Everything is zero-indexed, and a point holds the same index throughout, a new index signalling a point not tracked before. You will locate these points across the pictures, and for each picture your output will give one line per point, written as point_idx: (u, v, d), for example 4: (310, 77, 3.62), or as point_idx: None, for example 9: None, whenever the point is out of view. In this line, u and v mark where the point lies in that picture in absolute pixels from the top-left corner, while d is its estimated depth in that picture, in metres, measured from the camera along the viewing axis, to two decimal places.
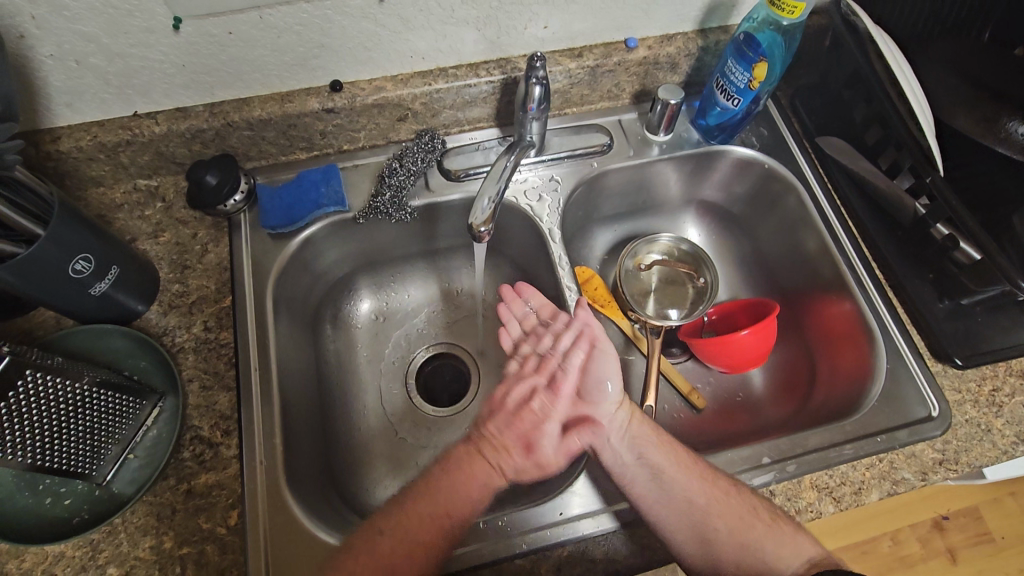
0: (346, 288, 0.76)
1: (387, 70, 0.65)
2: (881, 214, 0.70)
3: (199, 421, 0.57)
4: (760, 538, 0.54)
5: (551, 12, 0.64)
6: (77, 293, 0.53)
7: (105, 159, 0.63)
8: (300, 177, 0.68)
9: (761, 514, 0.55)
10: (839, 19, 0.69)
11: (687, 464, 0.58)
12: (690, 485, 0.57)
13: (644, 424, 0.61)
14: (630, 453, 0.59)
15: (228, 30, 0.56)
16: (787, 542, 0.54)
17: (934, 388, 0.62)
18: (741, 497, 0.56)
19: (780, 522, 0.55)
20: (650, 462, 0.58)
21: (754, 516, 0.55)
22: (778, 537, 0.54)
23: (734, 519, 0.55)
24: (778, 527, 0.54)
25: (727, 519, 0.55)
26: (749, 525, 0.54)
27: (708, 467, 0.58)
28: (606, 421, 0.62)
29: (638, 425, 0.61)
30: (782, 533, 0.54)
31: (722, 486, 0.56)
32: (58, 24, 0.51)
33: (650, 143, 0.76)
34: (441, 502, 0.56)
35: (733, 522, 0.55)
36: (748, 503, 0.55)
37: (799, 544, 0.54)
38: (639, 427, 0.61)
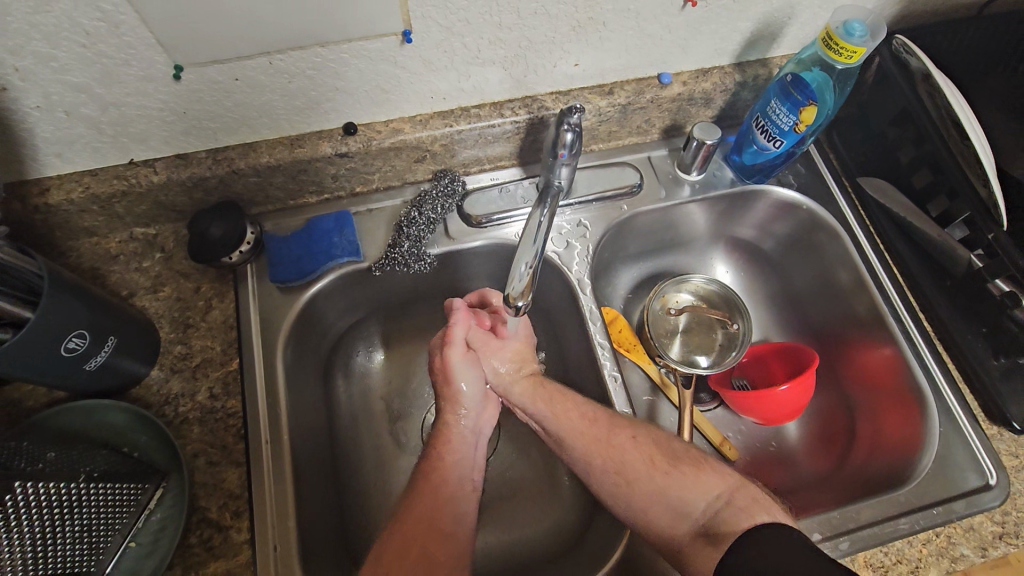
0: (359, 337, 0.72)
1: (405, 111, 0.60)
2: (930, 263, 0.66)
3: (207, 501, 0.53)
4: (662, 486, 0.55)
5: (583, 49, 0.59)
6: (72, 370, 0.48)
7: (99, 210, 0.58)
8: (311, 226, 0.64)
9: (657, 465, 0.56)
10: (890, 56, 0.65)
11: (585, 426, 0.59)
12: (591, 448, 0.58)
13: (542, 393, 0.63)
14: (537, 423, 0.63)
15: (234, 76, 0.50)
16: (689, 484, 0.54)
17: (991, 455, 0.59)
18: (637, 448, 0.57)
19: (677, 466, 0.56)
20: (556, 433, 0.61)
21: (653, 466, 0.56)
22: (679, 481, 0.55)
23: (633, 470, 0.56)
24: (675, 472, 0.55)
25: (628, 471, 0.56)
26: (647, 475, 0.56)
27: (605, 425, 0.59)
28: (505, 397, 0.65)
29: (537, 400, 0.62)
30: (682, 475, 0.55)
31: (619, 443, 0.58)
32: (44, 74, 0.46)
33: (681, 182, 0.72)
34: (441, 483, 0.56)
35: (630, 475, 0.56)
36: (643, 453, 0.57)
37: (704, 482, 0.54)
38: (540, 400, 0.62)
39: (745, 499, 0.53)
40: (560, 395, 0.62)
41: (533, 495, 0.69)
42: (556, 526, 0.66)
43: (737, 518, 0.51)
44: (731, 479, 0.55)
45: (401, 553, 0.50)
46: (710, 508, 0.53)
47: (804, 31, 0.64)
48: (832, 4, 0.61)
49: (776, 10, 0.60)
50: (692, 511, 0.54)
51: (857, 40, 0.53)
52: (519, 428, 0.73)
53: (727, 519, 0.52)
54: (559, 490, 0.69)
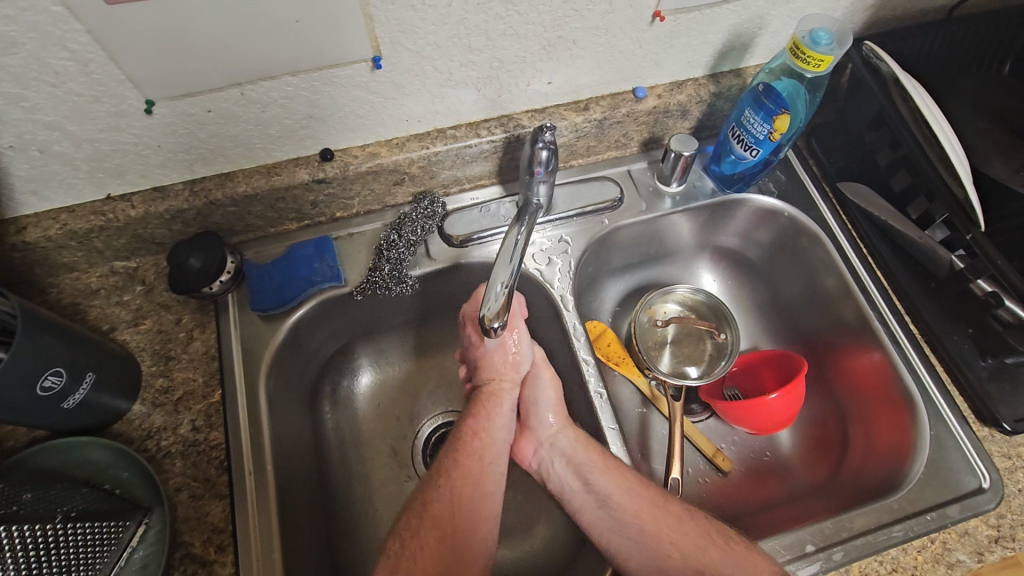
0: (346, 362, 0.71)
1: (381, 135, 0.61)
2: (913, 264, 0.66)
3: (190, 537, 0.52)
4: (715, 562, 0.53)
5: (556, 67, 0.59)
6: (50, 407, 0.48)
7: (78, 246, 0.58)
8: (292, 253, 0.64)
9: (714, 540, 0.55)
10: (861, 62, 0.65)
11: (637, 490, 0.58)
12: (642, 514, 0.57)
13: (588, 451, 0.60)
14: (577, 481, 0.59)
15: (206, 108, 0.51)
16: (742, 565, 0.52)
17: (984, 456, 0.58)
18: (695, 524, 0.56)
19: (736, 545, 0.54)
20: (598, 490, 0.58)
21: (708, 540, 0.55)
22: (730, 559, 0.53)
23: (687, 544, 0.55)
24: (731, 549, 0.54)
25: (682, 544, 0.55)
26: (702, 548, 0.55)
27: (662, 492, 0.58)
28: (546, 445, 0.62)
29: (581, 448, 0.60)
30: (737, 554, 0.53)
31: (675, 511, 0.57)
32: (16, 114, 0.46)
33: (662, 195, 0.72)
34: (473, 484, 0.56)
35: (684, 545, 0.55)
36: (703, 529, 0.56)
37: (756, 562, 0.52)
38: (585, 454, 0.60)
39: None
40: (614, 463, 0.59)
41: (526, 515, 0.68)
42: (549, 546, 0.65)
43: None
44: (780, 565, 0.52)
45: None
46: None
47: (774, 41, 0.65)
48: (801, 13, 0.62)
49: (745, 21, 0.61)
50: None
51: (824, 48, 0.54)
52: None
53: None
54: (551, 508, 0.68)
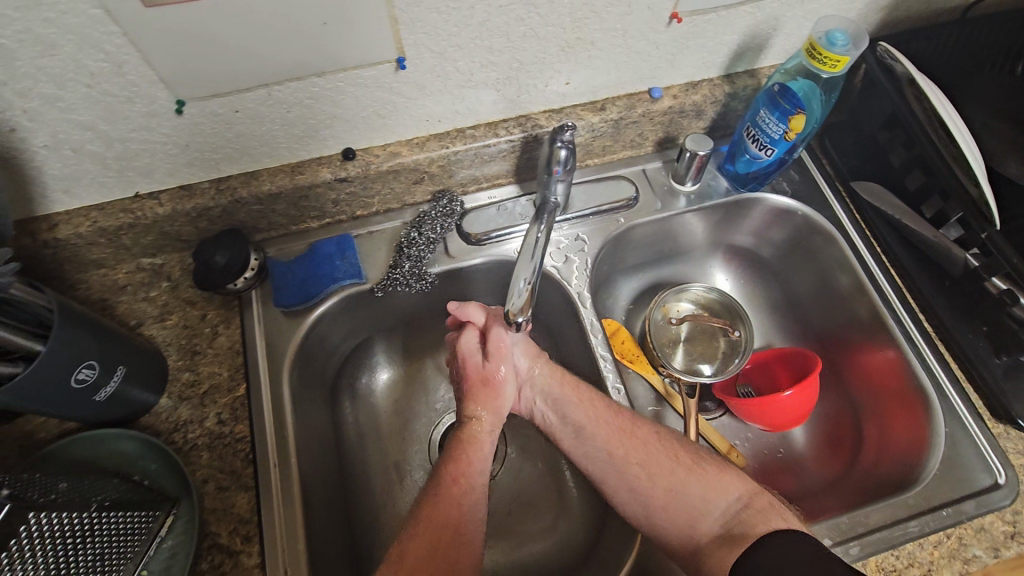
0: (365, 358, 0.72)
1: (402, 135, 0.62)
2: (927, 263, 0.67)
3: (217, 527, 0.53)
4: (684, 483, 0.56)
5: (574, 68, 0.60)
6: (83, 400, 0.49)
7: (107, 243, 0.59)
8: (313, 250, 0.65)
9: (684, 463, 0.57)
10: (875, 62, 0.66)
11: (606, 418, 0.60)
12: (612, 441, 0.59)
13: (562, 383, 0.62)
14: (555, 414, 0.62)
15: (234, 108, 0.52)
16: (711, 483, 0.56)
17: (999, 454, 0.59)
18: (661, 445, 0.58)
19: (702, 466, 0.57)
20: (573, 421, 0.61)
21: (675, 461, 0.57)
22: (703, 480, 0.56)
23: (655, 465, 0.57)
24: (700, 471, 0.57)
25: (650, 465, 0.57)
26: (670, 469, 0.57)
27: (630, 418, 0.59)
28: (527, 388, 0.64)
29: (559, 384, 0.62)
30: (704, 475, 0.56)
31: (642, 435, 0.59)
32: (52, 115, 0.47)
33: (676, 194, 0.73)
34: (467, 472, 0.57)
35: (653, 468, 0.57)
36: (670, 450, 0.58)
37: (726, 483, 0.56)
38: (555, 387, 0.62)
39: (763, 502, 0.55)
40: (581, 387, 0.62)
41: (542, 510, 0.69)
42: (566, 539, 0.66)
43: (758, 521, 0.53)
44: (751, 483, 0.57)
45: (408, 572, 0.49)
46: (733, 508, 0.55)
47: (788, 42, 0.66)
48: (816, 14, 0.62)
49: (760, 22, 0.62)
50: (712, 511, 0.55)
51: (840, 49, 0.54)
52: (526, 444, 0.73)
53: (748, 521, 0.54)
54: (567, 503, 0.69)
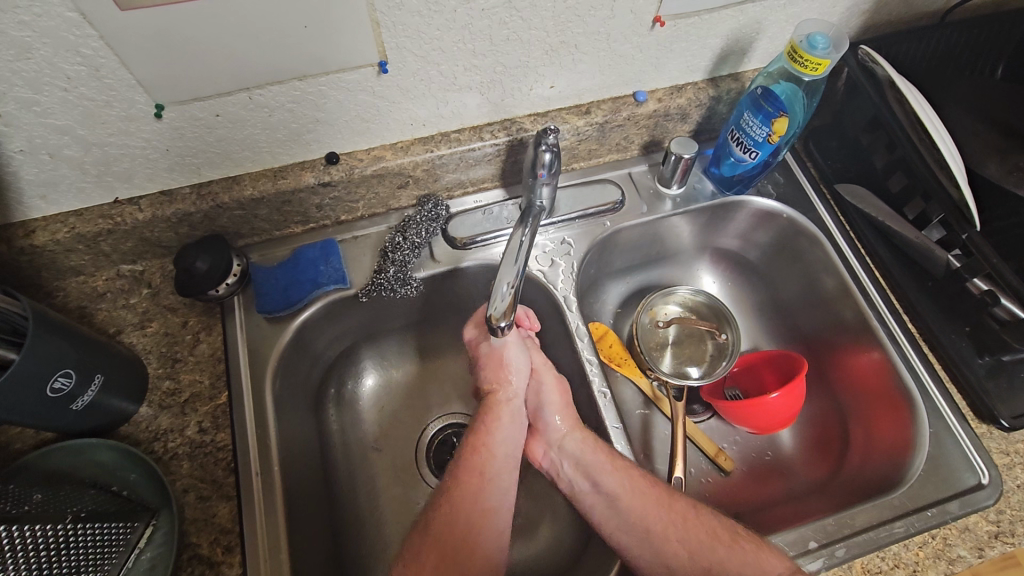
0: (350, 363, 0.72)
1: (386, 139, 0.61)
2: (911, 264, 0.67)
3: (198, 537, 0.52)
4: (722, 561, 0.53)
5: (558, 72, 0.60)
6: (60, 409, 0.48)
7: (85, 249, 0.58)
8: (297, 255, 0.64)
9: (721, 538, 0.54)
10: (857, 66, 0.66)
11: (641, 489, 0.57)
12: (647, 511, 0.56)
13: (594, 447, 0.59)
14: (584, 482, 0.59)
15: (215, 112, 0.51)
16: (750, 561, 0.52)
17: (982, 453, 0.59)
18: (700, 522, 0.55)
19: (742, 541, 0.54)
20: (605, 490, 0.58)
21: (714, 537, 0.55)
22: (741, 558, 0.53)
23: (694, 540, 0.55)
24: (738, 548, 0.53)
25: (688, 541, 0.55)
26: (709, 546, 0.54)
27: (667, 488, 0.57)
28: (556, 448, 0.61)
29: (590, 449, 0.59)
30: (743, 550, 0.53)
31: (683, 509, 0.56)
32: (27, 119, 0.47)
33: (662, 197, 0.73)
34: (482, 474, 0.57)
35: (694, 546, 0.54)
36: (707, 524, 0.55)
37: (764, 560, 0.52)
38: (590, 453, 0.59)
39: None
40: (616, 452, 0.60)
41: (530, 516, 0.68)
42: (554, 544, 0.66)
43: None
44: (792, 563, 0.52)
45: None
46: None
47: (772, 45, 0.66)
48: (798, 18, 0.63)
49: (743, 26, 0.62)
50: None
51: (820, 52, 0.55)
52: None
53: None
54: (555, 509, 0.68)
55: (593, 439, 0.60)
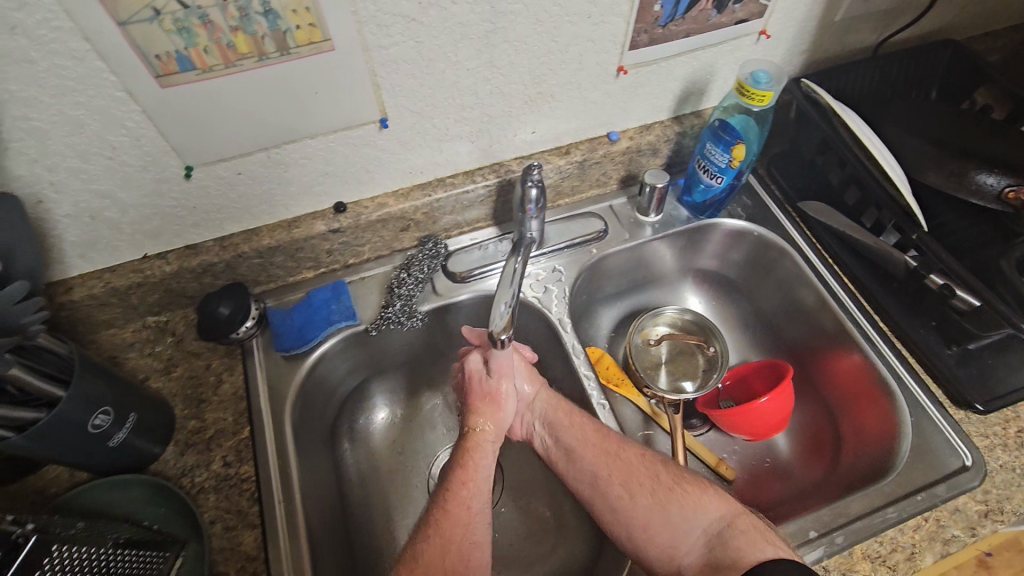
0: (362, 398, 0.76)
1: (388, 187, 0.68)
2: (876, 269, 0.73)
3: (225, 566, 0.55)
4: (668, 504, 0.57)
5: (538, 119, 0.68)
6: (96, 446, 0.52)
7: (117, 303, 0.63)
8: (310, 297, 0.70)
9: (663, 482, 0.59)
10: (801, 97, 0.75)
11: (595, 440, 0.62)
12: (598, 460, 0.62)
13: (556, 407, 0.66)
14: (550, 437, 0.65)
15: (237, 171, 0.58)
16: (692, 506, 0.57)
17: (964, 438, 0.62)
18: (645, 465, 0.60)
19: (683, 485, 0.58)
20: (565, 444, 0.64)
21: (658, 483, 0.59)
22: (683, 499, 0.57)
23: (638, 484, 0.59)
24: (680, 490, 0.58)
25: (632, 484, 0.60)
26: (650, 489, 0.59)
27: (616, 441, 0.62)
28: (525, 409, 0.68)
29: (553, 409, 0.66)
30: (685, 494, 0.58)
31: (629, 459, 0.61)
32: (75, 186, 0.53)
33: (642, 224, 0.79)
34: (461, 529, 0.55)
35: (636, 489, 0.59)
36: (652, 472, 0.60)
37: (705, 503, 0.57)
38: (554, 411, 0.66)
39: (746, 523, 0.55)
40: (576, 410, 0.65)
41: (540, 537, 0.70)
42: (566, 558, 0.68)
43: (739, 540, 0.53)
44: (735, 505, 0.57)
45: None
46: (713, 529, 0.55)
47: (727, 84, 0.75)
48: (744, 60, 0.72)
49: (698, 70, 0.71)
50: (689, 531, 0.56)
51: (764, 85, 0.63)
52: (523, 472, 0.75)
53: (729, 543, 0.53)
54: (566, 526, 0.71)
55: (555, 399, 0.67)
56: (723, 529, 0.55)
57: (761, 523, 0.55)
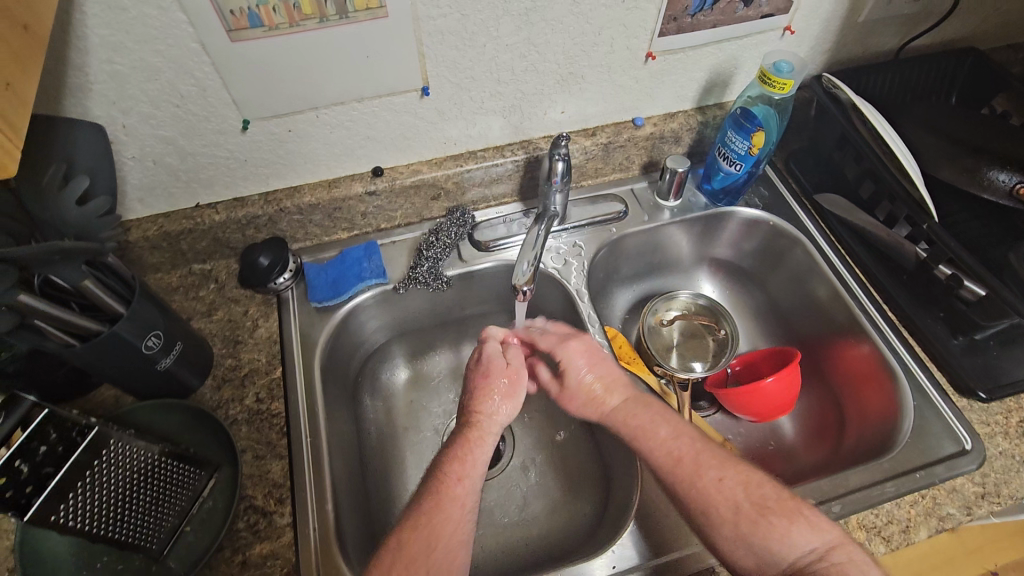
0: (384, 357, 0.80)
1: (423, 155, 0.73)
2: (888, 262, 0.75)
3: (253, 490, 0.59)
4: (751, 530, 0.53)
5: (568, 99, 0.72)
6: (146, 368, 0.56)
7: (168, 246, 0.68)
8: (343, 255, 0.74)
9: (745, 511, 0.54)
10: (822, 93, 0.77)
11: (676, 453, 0.59)
12: (671, 471, 0.58)
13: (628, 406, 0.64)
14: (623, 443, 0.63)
15: (288, 128, 0.63)
16: (782, 534, 0.53)
17: (964, 423, 0.64)
18: (724, 493, 0.56)
19: (769, 515, 0.54)
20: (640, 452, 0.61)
21: (739, 506, 0.55)
22: (769, 531, 0.53)
23: (720, 505, 0.55)
24: (766, 521, 0.54)
25: (711, 503, 0.55)
26: (732, 515, 0.54)
27: (691, 461, 0.58)
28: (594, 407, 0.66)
29: (624, 413, 0.64)
30: (774, 524, 0.54)
31: (707, 477, 0.57)
32: (143, 130, 0.58)
33: (661, 209, 0.83)
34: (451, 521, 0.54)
35: (715, 506, 0.55)
36: (732, 496, 0.55)
37: (795, 534, 0.53)
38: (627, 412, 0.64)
39: (844, 555, 0.51)
40: (646, 424, 0.62)
41: (547, 497, 0.73)
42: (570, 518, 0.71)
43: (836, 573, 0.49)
44: (827, 533, 0.53)
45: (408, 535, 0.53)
46: (807, 559, 0.51)
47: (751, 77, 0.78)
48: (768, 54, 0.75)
49: (724, 61, 0.74)
50: (779, 563, 0.53)
51: (785, 74, 0.66)
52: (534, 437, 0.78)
53: (823, 573, 0.50)
54: (572, 489, 0.74)
55: (626, 401, 0.65)
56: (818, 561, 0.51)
57: (858, 553, 0.51)
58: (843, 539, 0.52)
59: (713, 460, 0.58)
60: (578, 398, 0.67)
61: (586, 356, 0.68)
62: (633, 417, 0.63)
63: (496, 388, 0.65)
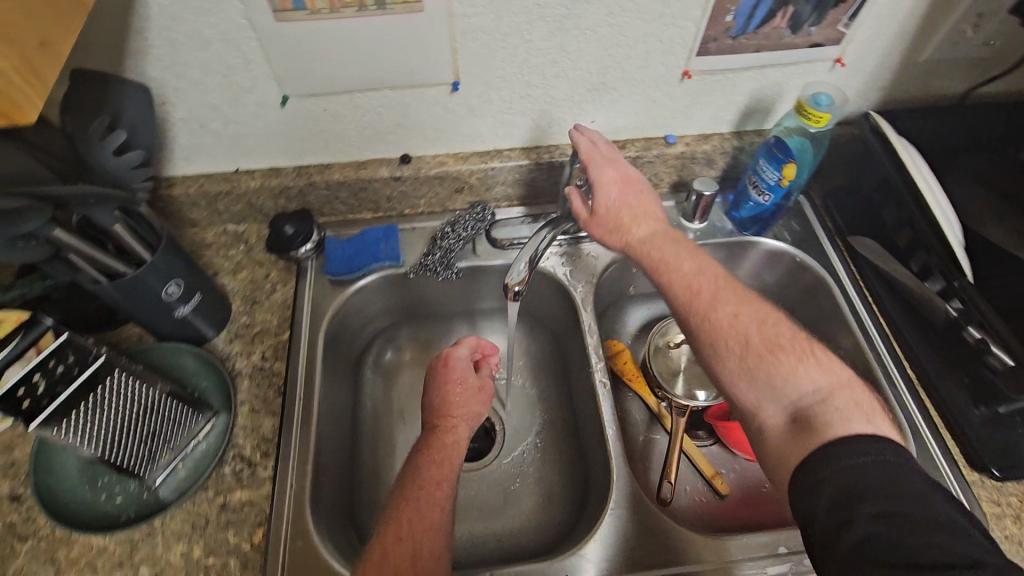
0: (391, 337, 0.83)
1: (451, 148, 0.75)
2: (917, 317, 0.71)
3: (243, 441, 0.63)
4: (765, 365, 0.53)
5: (598, 108, 0.72)
6: (164, 312, 0.61)
7: (205, 205, 0.74)
8: (364, 234, 0.77)
9: (754, 348, 0.54)
10: (869, 131, 0.74)
11: (696, 286, 0.59)
12: (687, 312, 0.59)
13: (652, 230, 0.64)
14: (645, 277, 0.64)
15: (323, 108, 0.67)
16: (789, 367, 0.53)
17: (968, 496, 0.61)
18: (737, 326, 0.56)
19: (776, 353, 0.54)
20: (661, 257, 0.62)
21: (749, 348, 0.55)
22: (773, 369, 0.53)
23: (731, 338, 0.55)
24: (774, 358, 0.53)
25: (726, 340, 0.56)
26: (742, 357, 0.54)
27: (708, 291, 0.58)
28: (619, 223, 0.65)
29: (648, 238, 0.64)
30: (783, 359, 0.53)
31: (722, 318, 0.57)
32: (192, 95, 0.63)
33: (684, 229, 0.81)
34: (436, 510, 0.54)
35: (729, 346, 0.55)
36: (743, 333, 0.55)
37: (801, 376, 0.52)
38: (652, 240, 0.64)
39: (846, 396, 0.50)
40: (669, 256, 0.62)
41: (524, 498, 0.74)
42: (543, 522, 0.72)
43: (837, 417, 0.48)
44: (834, 374, 0.52)
45: (395, 528, 0.52)
46: (810, 398, 0.51)
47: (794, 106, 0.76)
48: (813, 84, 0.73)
49: (765, 87, 0.72)
50: (785, 399, 0.52)
51: (822, 107, 0.64)
52: (522, 438, 0.79)
53: (823, 413, 0.49)
54: (550, 494, 0.74)
55: (649, 228, 0.64)
56: (822, 400, 0.50)
57: (865, 396, 0.50)
58: (851, 381, 0.51)
59: (730, 296, 0.58)
60: (605, 223, 0.65)
61: (618, 183, 0.65)
62: (657, 249, 0.63)
63: (467, 399, 0.66)
